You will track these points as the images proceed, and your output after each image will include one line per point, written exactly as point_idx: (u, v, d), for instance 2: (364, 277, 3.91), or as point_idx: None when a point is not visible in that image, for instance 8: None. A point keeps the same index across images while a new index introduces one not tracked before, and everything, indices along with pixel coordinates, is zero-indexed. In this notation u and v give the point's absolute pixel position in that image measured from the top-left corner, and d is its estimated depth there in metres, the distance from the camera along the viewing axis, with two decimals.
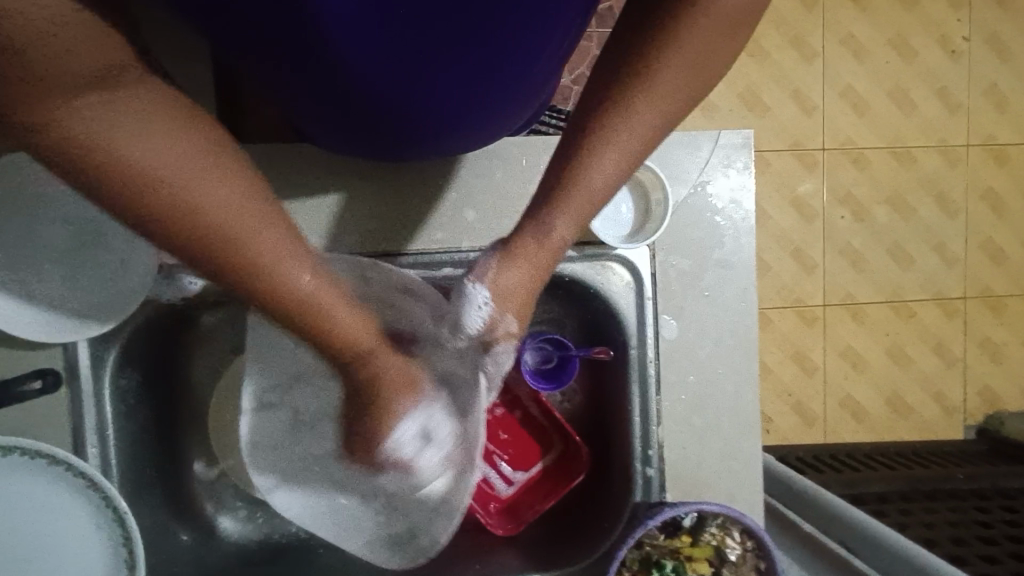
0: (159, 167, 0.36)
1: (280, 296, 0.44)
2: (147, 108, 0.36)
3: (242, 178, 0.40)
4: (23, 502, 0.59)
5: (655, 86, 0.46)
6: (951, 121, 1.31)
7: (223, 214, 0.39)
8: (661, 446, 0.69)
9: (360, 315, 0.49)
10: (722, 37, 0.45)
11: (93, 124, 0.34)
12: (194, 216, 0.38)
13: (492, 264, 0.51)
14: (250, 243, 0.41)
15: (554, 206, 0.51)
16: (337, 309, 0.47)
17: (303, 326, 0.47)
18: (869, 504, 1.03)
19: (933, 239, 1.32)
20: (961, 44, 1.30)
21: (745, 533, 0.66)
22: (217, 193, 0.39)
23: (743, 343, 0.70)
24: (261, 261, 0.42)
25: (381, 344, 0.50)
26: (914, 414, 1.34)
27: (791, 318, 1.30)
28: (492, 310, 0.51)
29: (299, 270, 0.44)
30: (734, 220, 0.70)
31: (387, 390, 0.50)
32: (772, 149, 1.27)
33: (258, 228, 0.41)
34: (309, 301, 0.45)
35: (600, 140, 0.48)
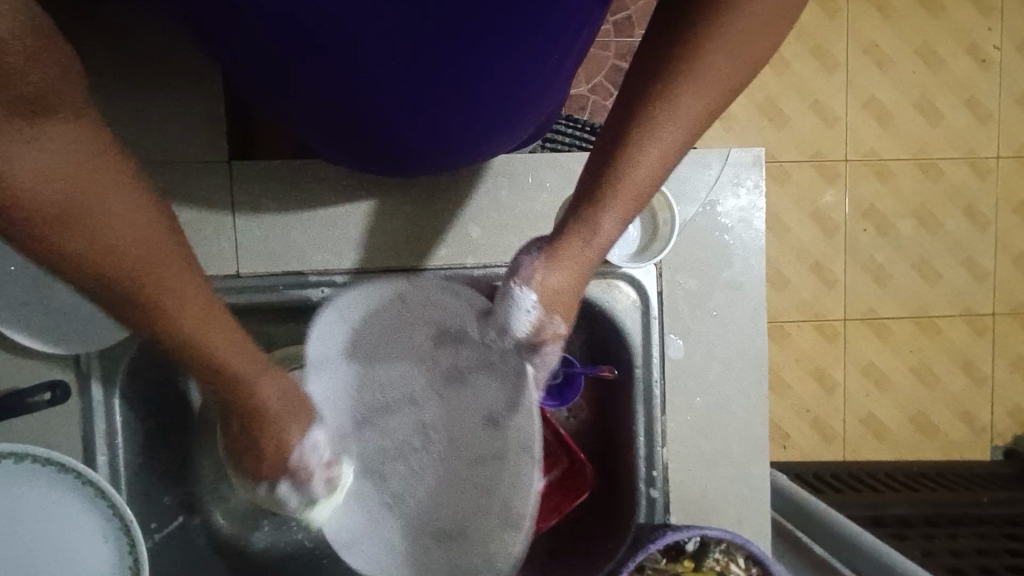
0: (68, 195, 0.38)
1: (166, 328, 0.46)
2: (64, 137, 0.38)
3: (150, 208, 0.43)
4: (34, 509, 0.61)
5: (701, 81, 0.45)
6: (980, 133, 1.27)
7: (136, 251, 0.42)
8: (666, 467, 0.68)
9: (246, 350, 0.51)
10: (774, 21, 0.45)
11: (9, 156, 0.36)
12: (108, 247, 0.41)
13: (540, 266, 0.52)
14: (167, 295, 0.45)
15: (598, 204, 0.50)
16: (231, 345, 0.50)
17: (186, 355, 0.49)
18: (889, 526, 1.00)
19: (961, 254, 1.28)
20: (991, 54, 1.27)
21: (750, 559, 0.64)
22: (123, 217, 0.41)
23: (751, 365, 0.69)
24: (162, 297, 0.45)
25: (271, 389, 0.53)
26: (939, 433, 1.30)
27: (811, 333, 1.28)
28: (540, 315, 0.52)
29: (192, 294, 0.46)
30: (743, 240, 0.69)
31: (245, 389, 0.52)
32: (792, 161, 1.24)
33: (166, 250, 0.44)
34: (231, 372, 0.50)
35: (650, 132, 0.47)
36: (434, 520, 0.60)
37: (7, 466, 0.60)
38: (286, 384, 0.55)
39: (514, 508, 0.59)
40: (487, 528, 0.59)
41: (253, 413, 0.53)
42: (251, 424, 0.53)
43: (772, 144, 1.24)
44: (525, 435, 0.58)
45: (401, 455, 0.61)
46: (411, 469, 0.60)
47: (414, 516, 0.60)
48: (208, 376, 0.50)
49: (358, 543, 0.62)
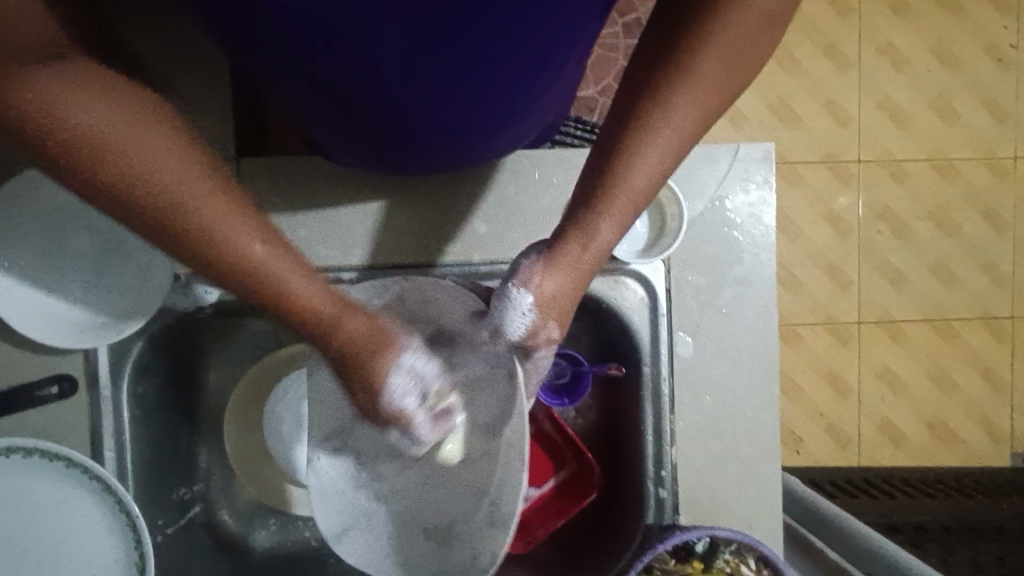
0: (104, 125, 0.37)
1: (234, 265, 0.42)
2: (80, 76, 0.37)
3: (199, 158, 0.40)
4: (40, 503, 0.61)
5: (698, 84, 0.45)
6: (997, 133, 1.25)
7: (155, 164, 0.38)
8: (675, 467, 0.67)
9: (324, 289, 0.47)
10: (764, 31, 0.45)
11: (22, 80, 0.35)
12: (142, 183, 0.38)
13: (536, 269, 0.51)
14: (207, 219, 0.40)
15: (593, 209, 0.50)
16: (284, 260, 0.44)
17: (262, 295, 0.45)
18: (905, 534, 0.97)
19: (978, 256, 1.26)
20: (1008, 53, 1.25)
21: (761, 560, 0.63)
22: (151, 142, 0.38)
23: (761, 362, 0.68)
24: (202, 219, 0.40)
25: (363, 324, 0.49)
26: (957, 439, 1.27)
27: (824, 336, 1.26)
28: (534, 318, 0.51)
29: (246, 230, 0.42)
30: (753, 236, 0.68)
31: (364, 363, 0.49)
32: (805, 161, 1.23)
33: (191, 165, 0.40)
34: (265, 265, 0.43)
35: (640, 142, 0.47)
36: (426, 511, 0.57)
37: (16, 461, 0.60)
38: (379, 330, 0.50)
39: (504, 505, 0.51)
40: (455, 535, 0.55)
41: (349, 358, 0.48)
42: (351, 368, 0.49)
43: (784, 145, 1.22)
44: (515, 434, 0.50)
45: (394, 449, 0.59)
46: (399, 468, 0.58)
47: (402, 507, 0.58)
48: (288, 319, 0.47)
49: (353, 525, 0.60)
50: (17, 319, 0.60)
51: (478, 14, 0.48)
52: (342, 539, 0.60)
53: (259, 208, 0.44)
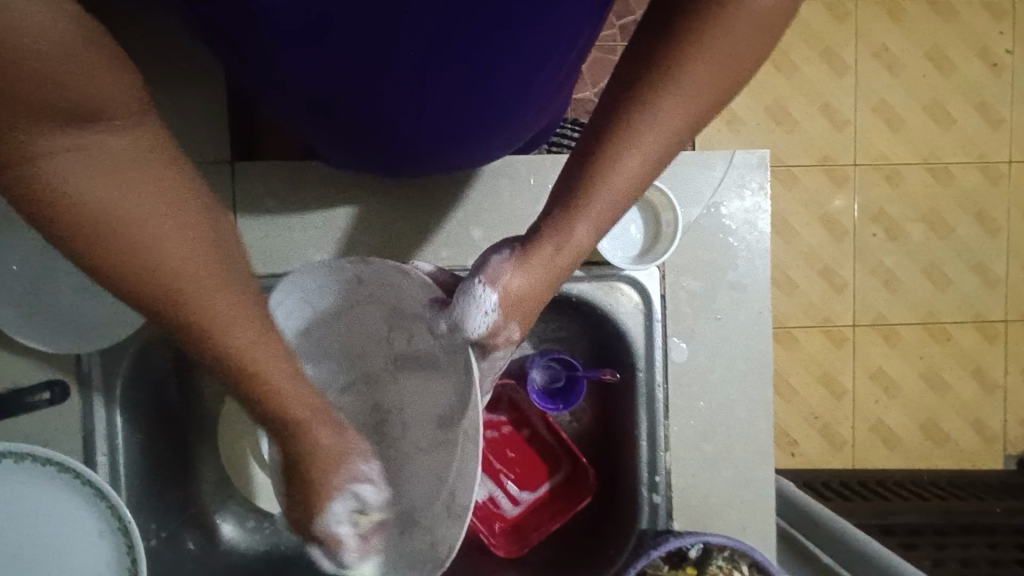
0: (137, 227, 0.34)
1: (218, 356, 0.39)
2: (122, 168, 0.33)
3: (231, 292, 0.38)
4: (31, 508, 0.61)
5: (679, 89, 0.44)
6: (992, 137, 1.26)
7: (177, 279, 0.36)
8: (668, 472, 0.68)
9: (303, 387, 0.44)
10: (758, 37, 0.43)
11: (35, 154, 0.31)
12: (182, 306, 0.37)
13: (505, 267, 0.50)
14: (203, 315, 0.37)
15: (571, 211, 0.49)
16: (289, 380, 0.43)
17: (249, 395, 0.42)
18: (898, 537, 0.98)
19: (972, 259, 1.27)
20: (1003, 57, 1.25)
21: (755, 567, 0.63)
22: (172, 254, 0.35)
23: (756, 369, 0.68)
24: (193, 305, 0.37)
25: (338, 450, 0.46)
26: (950, 441, 1.28)
27: (819, 338, 1.26)
28: (498, 319, 0.49)
29: (247, 345, 0.39)
30: (748, 242, 0.68)
31: (312, 462, 0.45)
32: (800, 164, 1.23)
33: (207, 267, 0.37)
34: (258, 376, 0.41)
35: (620, 146, 0.46)
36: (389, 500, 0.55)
37: (8, 465, 0.60)
38: (344, 445, 0.46)
39: (457, 497, 0.48)
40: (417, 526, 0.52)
41: (306, 455, 0.45)
42: (305, 475, 0.46)
43: (780, 148, 1.23)
44: (472, 421, 0.48)
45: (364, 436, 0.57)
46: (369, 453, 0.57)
47: None
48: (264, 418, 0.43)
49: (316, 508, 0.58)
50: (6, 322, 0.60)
51: (472, 17, 0.47)
52: None
53: (271, 323, 0.42)
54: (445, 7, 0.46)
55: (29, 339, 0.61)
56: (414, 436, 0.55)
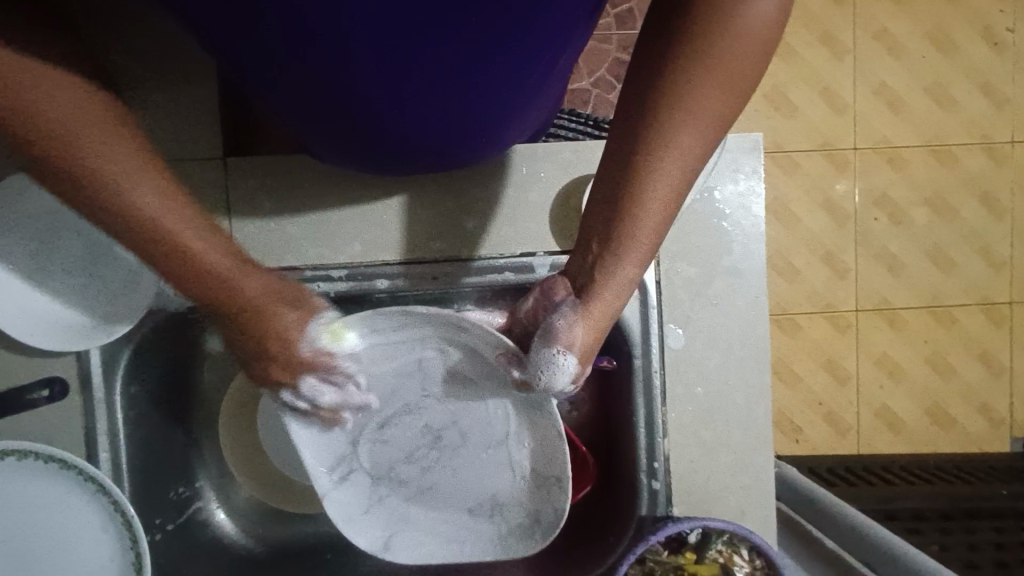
0: (25, 99, 0.39)
1: (129, 220, 0.43)
2: (60, 82, 0.41)
3: (131, 138, 0.43)
4: (36, 505, 0.62)
5: (699, 120, 0.42)
6: (994, 117, 1.25)
7: (56, 119, 0.40)
8: (667, 458, 0.68)
9: (231, 251, 0.47)
10: (757, 48, 0.41)
11: None
12: (58, 150, 0.40)
13: (569, 327, 0.50)
14: (79, 156, 0.41)
15: (611, 257, 0.48)
16: (171, 210, 0.44)
17: (180, 271, 0.45)
18: (902, 521, 0.97)
19: (976, 241, 1.26)
20: (1005, 36, 1.24)
21: (753, 550, 0.64)
22: (50, 97, 0.40)
23: (753, 354, 0.68)
24: (76, 153, 0.41)
25: (234, 276, 0.47)
26: (956, 425, 1.27)
27: (822, 325, 1.26)
28: (580, 369, 0.52)
29: (149, 186, 0.43)
30: (742, 226, 0.68)
31: (259, 319, 0.49)
32: (801, 150, 1.23)
33: (98, 122, 0.42)
34: (165, 232, 0.43)
35: (647, 184, 0.44)
36: (468, 496, 0.64)
37: (11, 463, 0.61)
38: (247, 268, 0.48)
39: (554, 467, 0.60)
40: (507, 506, 0.63)
41: (247, 313, 0.48)
42: (244, 322, 0.48)
43: (780, 133, 1.22)
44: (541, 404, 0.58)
45: (415, 459, 0.64)
46: (429, 469, 0.65)
47: (442, 501, 0.65)
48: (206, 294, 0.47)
49: (395, 529, 0.65)
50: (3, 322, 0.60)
51: (467, 19, 0.47)
52: (388, 547, 0.65)
53: (162, 170, 0.44)
54: (439, 7, 0.45)
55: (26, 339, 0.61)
56: (471, 441, 0.63)
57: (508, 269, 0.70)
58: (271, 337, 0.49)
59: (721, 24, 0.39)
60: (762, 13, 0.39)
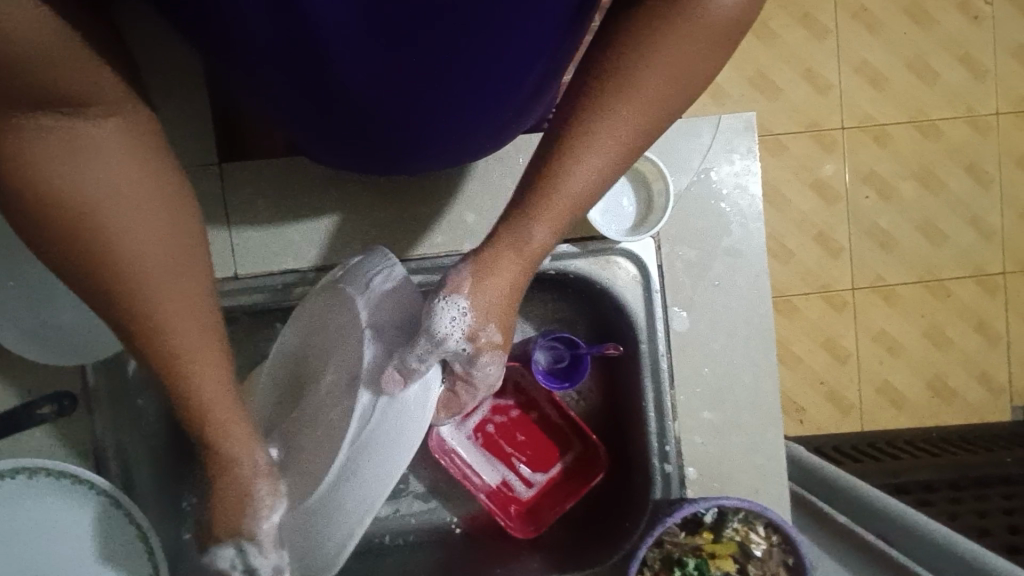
0: (83, 202, 0.40)
1: (151, 349, 0.45)
2: (106, 146, 0.41)
3: (164, 205, 0.43)
4: (43, 523, 0.62)
5: (638, 92, 0.46)
6: (977, 90, 1.26)
7: (127, 263, 0.42)
8: (678, 440, 0.68)
9: (232, 394, 0.49)
10: (716, 41, 0.46)
11: (52, 165, 0.39)
12: (99, 260, 0.41)
13: (465, 278, 0.50)
14: (146, 301, 0.43)
15: (527, 212, 0.49)
16: (207, 378, 0.47)
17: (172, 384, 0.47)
18: (912, 493, 0.98)
19: (966, 213, 1.27)
20: (983, 9, 1.25)
21: (770, 527, 0.64)
22: (120, 220, 0.41)
23: (758, 332, 0.68)
24: (140, 294, 0.43)
25: (236, 431, 0.49)
26: (956, 396, 1.28)
27: (819, 304, 1.26)
28: (472, 320, 0.49)
29: (189, 328, 0.45)
30: (740, 206, 0.68)
31: (231, 491, 0.50)
32: (788, 132, 1.23)
33: (158, 259, 0.43)
34: (179, 379, 0.46)
35: (581, 145, 0.47)
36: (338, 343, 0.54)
37: (21, 481, 0.61)
38: (258, 446, 0.51)
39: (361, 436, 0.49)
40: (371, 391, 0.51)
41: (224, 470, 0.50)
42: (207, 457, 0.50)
43: (766, 117, 1.23)
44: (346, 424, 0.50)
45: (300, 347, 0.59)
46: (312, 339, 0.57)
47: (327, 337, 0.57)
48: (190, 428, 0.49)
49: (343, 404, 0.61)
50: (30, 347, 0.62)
51: (461, 14, 0.46)
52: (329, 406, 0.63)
53: (213, 314, 0.47)
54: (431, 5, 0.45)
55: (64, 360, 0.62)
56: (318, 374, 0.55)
57: None
58: (227, 520, 0.50)
59: (688, 8, 0.44)
60: (728, 13, 0.45)
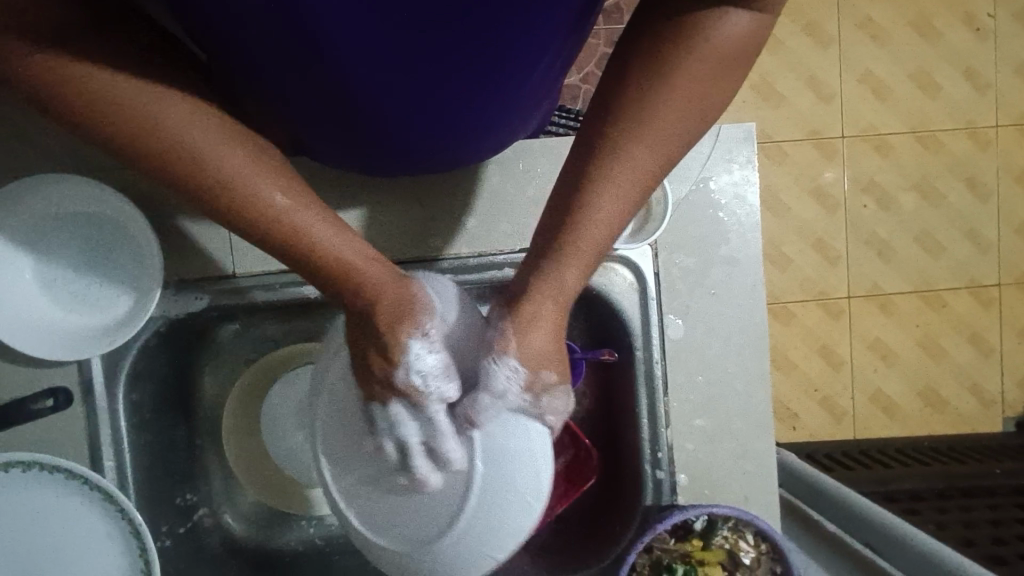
0: (142, 108, 0.43)
1: (253, 215, 0.46)
2: (137, 84, 0.43)
3: (211, 111, 0.45)
4: (35, 516, 0.62)
5: (655, 129, 0.46)
6: (978, 103, 1.26)
7: (189, 136, 0.44)
8: (671, 447, 0.68)
9: (358, 246, 0.50)
10: (725, 67, 0.45)
11: (100, 89, 0.42)
12: (173, 149, 0.44)
13: (511, 335, 0.49)
14: (217, 167, 0.44)
15: (557, 258, 0.49)
16: (314, 220, 0.48)
17: (280, 246, 0.48)
18: (901, 500, 0.99)
19: (963, 224, 1.27)
20: (987, 22, 1.26)
21: (759, 536, 0.65)
22: (192, 127, 0.44)
23: (753, 342, 0.68)
24: (209, 164, 0.44)
25: (396, 290, 0.49)
26: (949, 406, 1.29)
27: (815, 311, 1.27)
28: (527, 372, 0.49)
29: (269, 181, 0.46)
30: (739, 216, 0.68)
31: (386, 326, 0.48)
32: (789, 139, 1.24)
33: (224, 133, 0.45)
34: (342, 262, 0.49)
35: (603, 186, 0.47)
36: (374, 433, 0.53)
37: (15, 474, 0.61)
38: (417, 293, 0.50)
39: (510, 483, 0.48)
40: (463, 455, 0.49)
41: (366, 312, 0.48)
42: (379, 329, 0.48)
43: (769, 124, 1.23)
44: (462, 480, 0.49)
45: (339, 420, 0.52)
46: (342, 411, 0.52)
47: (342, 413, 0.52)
48: (305, 272, 0.49)
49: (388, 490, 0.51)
50: (26, 343, 0.61)
51: (462, 18, 0.47)
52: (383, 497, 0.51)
53: (285, 169, 0.48)
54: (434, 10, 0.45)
55: (66, 355, 0.62)
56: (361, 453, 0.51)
57: (508, 265, 0.71)
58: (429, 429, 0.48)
59: (691, 44, 0.44)
60: (738, 34, 0.44)
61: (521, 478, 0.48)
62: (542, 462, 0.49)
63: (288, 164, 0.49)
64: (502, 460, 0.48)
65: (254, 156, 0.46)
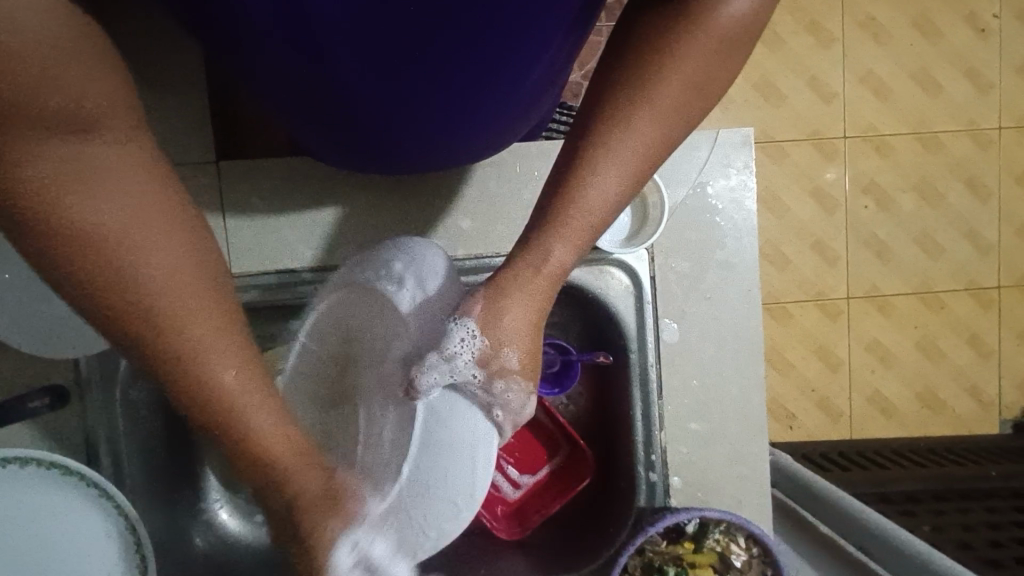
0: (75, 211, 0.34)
1: (198, 390, 0.40)
2: (121, 167, 0.36)
3: (197, 256, 0.39)
4: (31, 512, 0.62)
5: (656, 104, 0.45)
6: (980, 104, 1.26)
7: (165, 296, 0.37)
8: (665, 450, 0.69)
9: (286, 424, 0.45)
10: (724, 52, 0.45)
11: (42, 180, 0.33)
12: (114, 283, 0.36)
13: (484, 304, 0.48)
14: (178, 336, 0.38)
15: (548, 229, 0.48)
16: (258, 408, 0.43)
17: (222, 432, 0.43)
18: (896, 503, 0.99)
19: (963, 226, 1.27)
20: (990, 22, 1.25)
21: (750, 539, 0.65)
22: (156, 277, 0.37)
23: (748, 346, 0.68)
24: (179, 335, 0.38)
25: (319, 478, 0.46)
26: (946, 408, 1.29)
27: (814, 312, 1.27)
28: (486, 343, 0.47)
29: (229, 361, 0.41)
30: (735, 221, 0.68)
31: (306, 518, 0.45)
32: (790, 139, 1.23)
33: (213, 320, 0.40)
34: (272, 459, 0.44)
35: (599, 157, 0.45)
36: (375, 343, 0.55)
37: (10, 470, 0.62)
38: (336, 483, 0.47)
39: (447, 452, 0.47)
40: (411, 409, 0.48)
41: (294, 506, 0.45)
42: (278, 492, 0.45)
43: (770, 124, 1.23)
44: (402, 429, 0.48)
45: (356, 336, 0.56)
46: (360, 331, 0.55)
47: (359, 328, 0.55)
48: (252, 471, 0.44)
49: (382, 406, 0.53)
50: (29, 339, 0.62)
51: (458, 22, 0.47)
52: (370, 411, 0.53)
53: (250, 339, 0.43)
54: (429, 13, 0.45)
55: (66, 352, 0.62)
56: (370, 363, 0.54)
57: None
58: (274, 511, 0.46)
59: (695, 18, 0.44)
60: (739, 18, 0.44)
61: (459, 461, 0.47)
62: (481, 450, 0.48)
63: (248, 327, 0.43)
64: (441, 442, 0.47)
65: (223, 311, 0.40)
